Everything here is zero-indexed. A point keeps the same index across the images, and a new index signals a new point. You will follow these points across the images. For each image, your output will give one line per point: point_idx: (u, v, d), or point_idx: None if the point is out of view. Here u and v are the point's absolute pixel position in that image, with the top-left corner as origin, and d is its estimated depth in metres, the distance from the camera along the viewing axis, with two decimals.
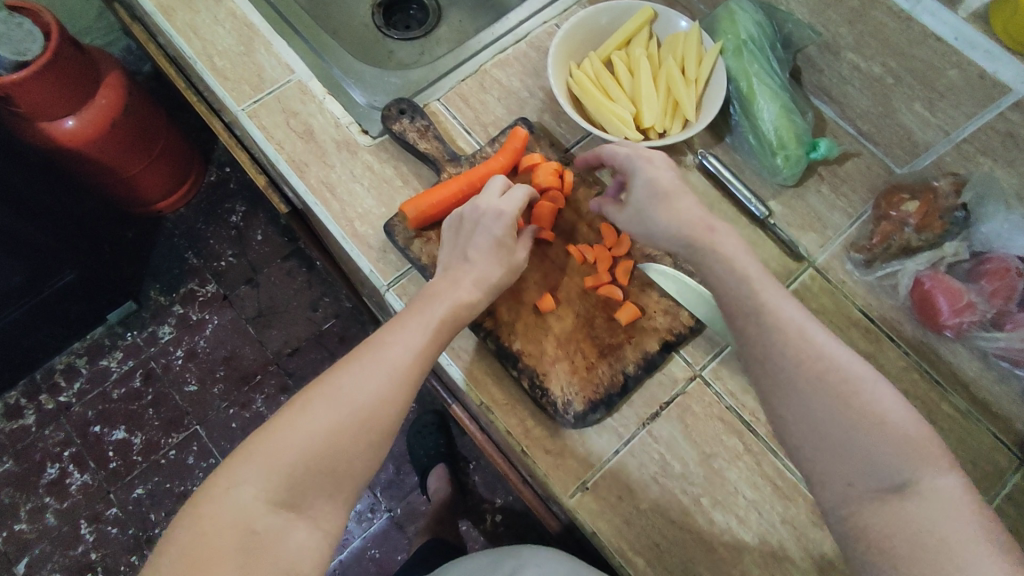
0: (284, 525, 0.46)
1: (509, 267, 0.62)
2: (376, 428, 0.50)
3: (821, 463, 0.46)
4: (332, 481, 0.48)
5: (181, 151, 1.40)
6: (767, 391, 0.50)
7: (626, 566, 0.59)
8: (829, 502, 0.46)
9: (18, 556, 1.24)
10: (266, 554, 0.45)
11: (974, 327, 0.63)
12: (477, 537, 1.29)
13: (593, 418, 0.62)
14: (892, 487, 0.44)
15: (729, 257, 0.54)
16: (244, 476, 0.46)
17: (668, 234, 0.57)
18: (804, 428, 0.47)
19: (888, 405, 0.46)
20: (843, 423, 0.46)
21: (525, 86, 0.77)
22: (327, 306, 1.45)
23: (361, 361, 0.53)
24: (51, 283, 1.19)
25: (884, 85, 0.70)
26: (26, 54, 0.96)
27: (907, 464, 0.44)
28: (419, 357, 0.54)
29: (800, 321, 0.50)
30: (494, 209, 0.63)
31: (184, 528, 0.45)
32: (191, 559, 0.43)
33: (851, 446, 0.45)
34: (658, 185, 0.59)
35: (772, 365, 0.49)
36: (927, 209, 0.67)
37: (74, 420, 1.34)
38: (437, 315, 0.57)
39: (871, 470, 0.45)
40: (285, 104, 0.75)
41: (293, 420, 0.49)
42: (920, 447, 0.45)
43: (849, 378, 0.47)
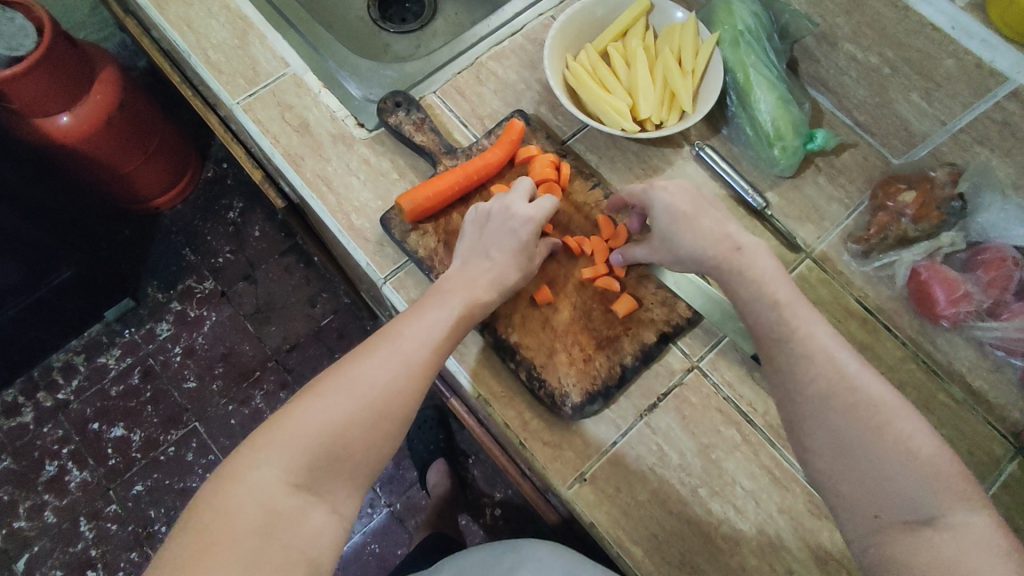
0: (303, 507, 0.46)
1: (526, 271, 0.63)
2: (395, 416, 0.51)
3: (848, 490, 0.46)
4: (350, 466, 0.49)
5: (177, 146, 1.39)
6: (796, 419, 0.50)
7: (625, 557, 0.59)
8: (856, 531, 0.46)
9: (18, 553, 1.24)
10: (285, 535, 0.44)
11: (970, 317, 0.64)
12: (477, 531, 1.29)
13: (591, 409, 0.62)
14: (922, 520, 0.43)
15: (760, 278, 0.55)
16: (265, 458, 0.46)
17: (697, 257, 0.58)
18: (830, 455, 0.48)
19: (920, 439, 0.46)
20: (871, 450, 0.46)
21: (521, 78, 0.77)
22: (326, 301, 1.45)
23: (381, 349, 0.53)
24: (48, 280, 1.19)
25: (881, 75, 0.69)
26: (19, 49, 0.96)
27: (939, 499, 0.44)
28: (437, 348, 0.55)
29: (828, 346, 0.51)
30: (523, 215, 0.63)
31: (203, 508, 0.44)
32: (211, 538, 0.42)
33: (879, 474, 0.46)
34: (678, 212, 0.59)
35: (800, 394, 0.50)
36: (925, 200, 0.67)
37: (73, 417, 1.34)
38: (455, 307, 0.58)
39: (902, 502, 0.44)
40: (280, 98, 0.75)
41: (314, 403, 0.49)
42: (953, 484, 0.45)
43: (878, 409, 0.47)
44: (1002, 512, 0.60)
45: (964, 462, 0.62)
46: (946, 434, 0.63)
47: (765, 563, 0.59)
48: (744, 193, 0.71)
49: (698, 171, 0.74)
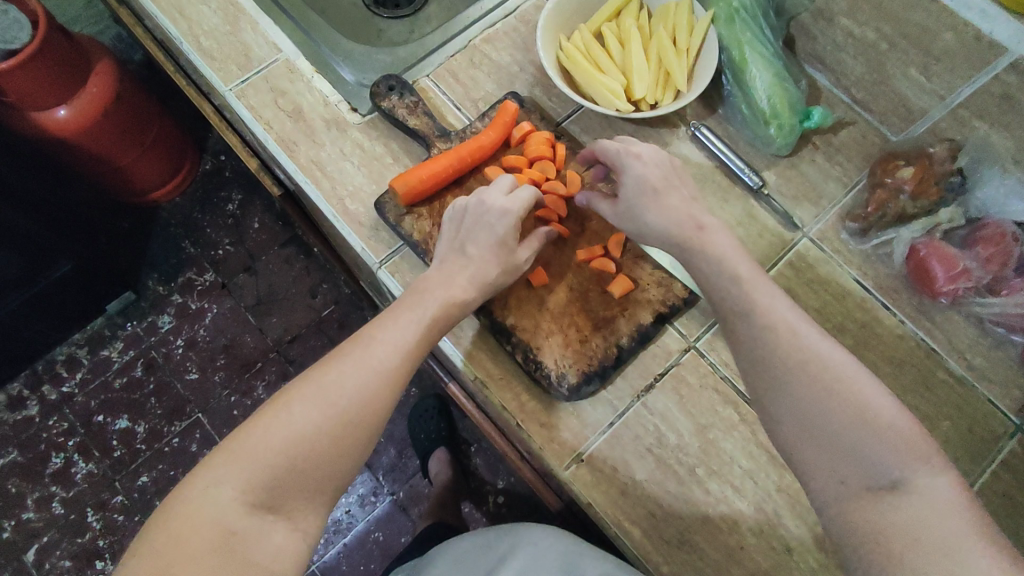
0: (263, 525, 0.46)
1: (507, 267, 0.62)
2: (361, 429, 0.50)
3: (812, 459, 0.47)
4: (313, 482, 0.48)
5: (174, 139, 1.39)
6: (759, 387, 0.51)
7: (622, 537, 0.59)
8: (823, 500, 0.47)
9: (27, 545, 1.25)
10: (244, 554, 0.45)
11: (969, 292, 0.63)
12: (480, 518, 1.30)
13: (587, 390, 0.62)
14: (885, 486, 0.44)
15: (721, 256, 0.56)
16: (224, 476, 0.46)
17: (659, 233, 0.59)
18: (793, 425, 0.48)
19: (882, 405, 0.47)
20: (834, 420, 0.46)
21: (515, 60, 0.77)
22: (326, 292, 1.45)
23: (348, 359, 0.53)
24: (49, 274, 1.19)
25: (878, 51, 0.72)
26: (14, 42, 0.94)
27: (900, 464, 0.45)
28: (408, 356, 0.54)
29: (790, 318, 0.51)
30: (499, 207, 0.62)
31: (160, 529, 0.44)
32: (166, 559, 0.42)
33: (841, 441, 0.46)
34: (647, 186, 0.60)
35: (764, 361, 0.50)
36: (924, 175, 0.66)
37: (77, 410, 1.35)
38: (427, 313, 0.57)
39: (866, 468, 0.45)
40: (273, 83, 0.74)
41: (275, 418, 0.49)
42: (915, 447, 0.45)
43: (840, 377, 0.48)
44: (1002, 489, 0.60)
45: (964, 439, 0.62)
46: (944, 411, 0.63)
47: (763, 542, 0.59)
48: (741, 172, 0.70)
49: (693, 152, 0.73)
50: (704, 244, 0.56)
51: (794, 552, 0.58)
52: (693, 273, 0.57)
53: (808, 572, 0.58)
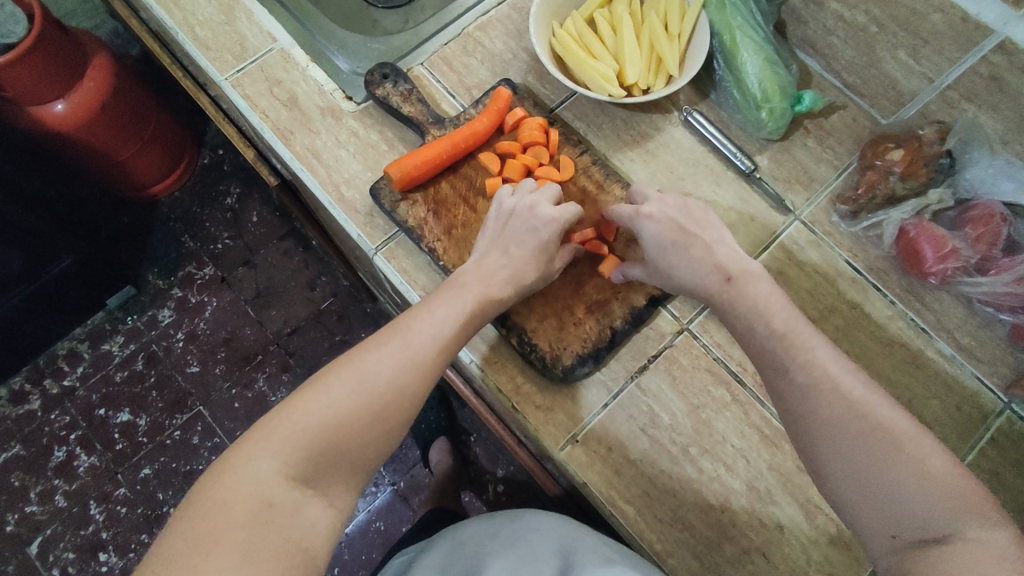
0: (301, 500, 0.46)
1: (545, 271, 0.62)
2: (397, 414, 0.52)
3: (861, 511, 0.46)
4: (348, 461, 0.49)
5: (173, 134, 1.39)
6: (803, 442, 0.50)
7: (616, 516, 0.60)
8: (876, 551, 0.45)
9: (31, 537, 1.27)
10: (283, 527, 0.45)
11: (958, 273, 0.64)
12: (480, 507, 1.31)
13: (582, 371, 0.63)
14: (937, 539, 0.42)
15: (759, 307, 0.55)
16: (265, 450, 0.46)
17: (689, 286, 0.59)
18: (840, 477, 0.47)
19: (932, 457, 0.45)
20: (879, 470, 0.45)
21: (508, 47, 0.77)
22: (325, 284, 1.46)
23: (386, 344, 0.54)
24: (49, 269, 1.20)
25: (868, 34, 0.70)
26: (10, 36, 0.95)
27: (951, 515, 0.43)
28: (444, 345, 0.55)
29: (832, 369, 0.50)
30: (547, 216, 0.62)
31: (202, 498, 0.44)
32: (208, 527, 0.42)
33: (889, 491, 0.45)
34: (667, 242, 0.60)
35: (806, 418, 0.50)
36: (913, 157, 0.67)
37: (79, 403, 1.36)
38: (465, 304, 0.58)
39: (916, 521, 0.44)
40: (268, 72, 0.75)
41: (316, 397, 0.49)
42: (966, 499, 0.43)
43: (884, 429, 0.47)
44: (990, 466, 0.61)
45: (953, 417, 0.63)
46: (933, 389, 0.63)
47: (755, 519, 0.60)
48: (732, 157, 0.71)
49: (687, 137, 0.74)
50: (735, 297, 0.57)
51: (786, 528, 0.59)
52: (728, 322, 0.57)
53: (799, 547, 0.59)
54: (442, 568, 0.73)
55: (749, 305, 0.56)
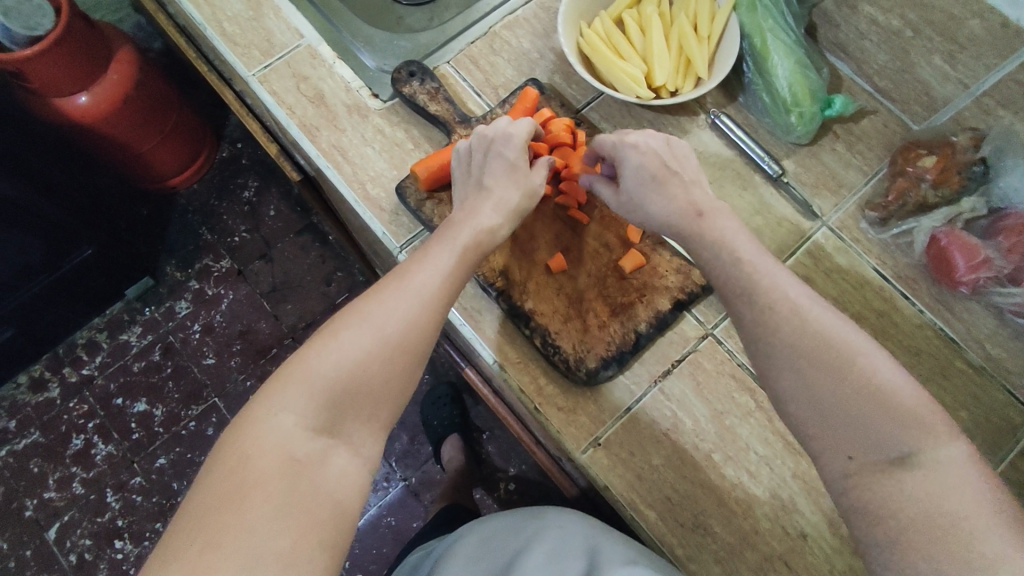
0: (324, 450, 0.47)
1: (528, 191, 0.63)
2: (409, 353, 0.51)
3: (822, 439, 0.46)
4: (368, 406, 0.49)
5: (193, 126, 1.40)
6: (764, 365, 0.49)
7: (638, 519, 0.60)
8: (833, 475, 0.46)
9: (49, 523, 1.28)
10: (310, 477, 0.45)
11: (989, 283, 0.63)
12: (491, 505, 1.31)
13: (605, 374, 0.63)
14: (895, 460, 0.44)
15: (724, 241, 0.55)
16: (282, 403, 0.47)
17: (662, 221, 0.59)
18: (804, 403, 0.47)
19: (889, 378, 0.45)
20: (842, 397, 0.45)
21: (535, 47, 0.77)
22: (341, 279, 1.46)
23: (389, 288, 0.53)
24: (70, 258, 1.21)
25: (902, 38, 0.71)
26: (37, 29, 0.96)
27: (909, 437, 0.44)
28: (448, 282, 0.55)
29: (794, 296, 0.50)
30: (503, 133, 0.63)
31: (226, 456, 0.45)
32: (234, 485, 0.43)
33: (851, 418, 0.45)
34: (647, 174, 0.59)
35: (767, 344, 0.49)
36: (946, 165, 0.66)
37: (97, 392, 1.37)
38: (461, 242, 0.57)
39: (875, 443, 0.44)
40: (295, 69, 0.75)
41: (324, 347, 0.49)
42: (922, 419, 0.44)
43: (845, 353, 0.46)
44: (1017, 479, 0.60)
45: (983, 429, 0.62)
46: (962, 401, 0.62)
47: (778, 527, 0.59)
48: (760, 161, 0.71)
49: (713, 139, 0.73)
50: (703, 229, 0.56)
51: (809, 537, 0.59)
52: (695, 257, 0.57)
53: (822, 557, 0.58)
54: (472, 560, 0.74)
55: (715, 239, 0.55)
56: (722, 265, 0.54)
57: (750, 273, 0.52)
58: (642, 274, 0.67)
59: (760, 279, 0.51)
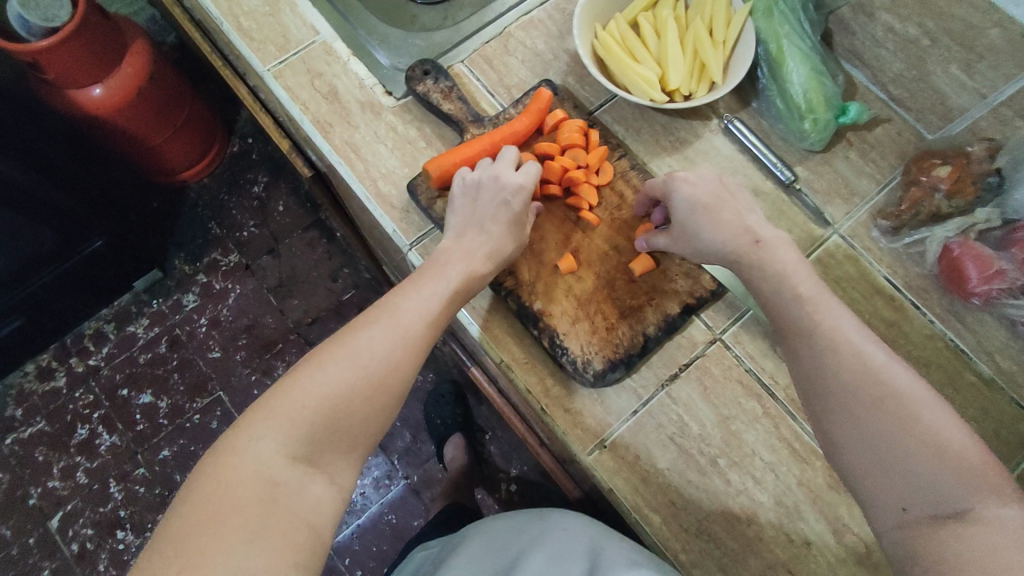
0: (304, 477, 0.47)
1: (521, 241, 0.65)
2: (391, 390, 0.52)
3: (873, 484, 0.46)
4: (347, 439, 0.50)
5: (205, 121, 1.41)
6: (818, 408, 0.51)
7: (642, 523, 0.60)
8: (884, 524, 0.45)
9: (52, 511, 1.29)
10: (288, 503, 0.45)
11: (1003, 294, 0.61)
12: (492, 505, 1.31)
13: (612, 377, 0.63)
14: (950, 514, 0.42)
15: (780, 271, 0.55)
16: (265, 430, 0.47)
17: (717, 249, 0.59)
18: (855, 448, 0.47)
19: (947, 430, 0.45)
20: (897, 443, 0.45)
21: (549, 48, 0.77)
22: (347, 276, 1.47)
23: (376, 324, 0.54)
24: (81, 249, 1.23)
25: (919, 47, 0.70)
26: (54, 20, 0.97)
27: (966, 491, 0.43)
28: (432, 321, 0.57)
29: (855, 337, 0.50)
30: (513, 183, 0.65)
31: (206, 479, 0.45)
32: (213, 508, 0.43)
33: (906, 466, 0.45)
34: (698, 204, 0.60)
35: (826, 383, 0.50)
36: (960, 174, 0.65)
37: (103, 382, 1.38)
38: (451, 283, 0.59)
39: (928, 493, 0.43)
40: (309, 65, 0.75)
41: (310, 376, 0.50)
42: (981, 476, 0.43)
43: (903, 399, 0.46)
44: None
45: (991, 442, 0.61)
46: (970, 413, 0.62)
47: (782, 534, 0.59)
48: (773, 167, 0.70)
49: (725, 145, 0.73)
50: (762, 257, 0.56)
51: (814, 545, 0.58)
52: (753, 289, 0.57)
53: (826, 565, 0.58)
54: (474, 559, 0.74)
55: (774, 270, 0.56)
56: (784, 306, 0.54)
57: (807, 310, 0.53)
58: (651, 278, 0.67)
59: (821, 320, 0.52)
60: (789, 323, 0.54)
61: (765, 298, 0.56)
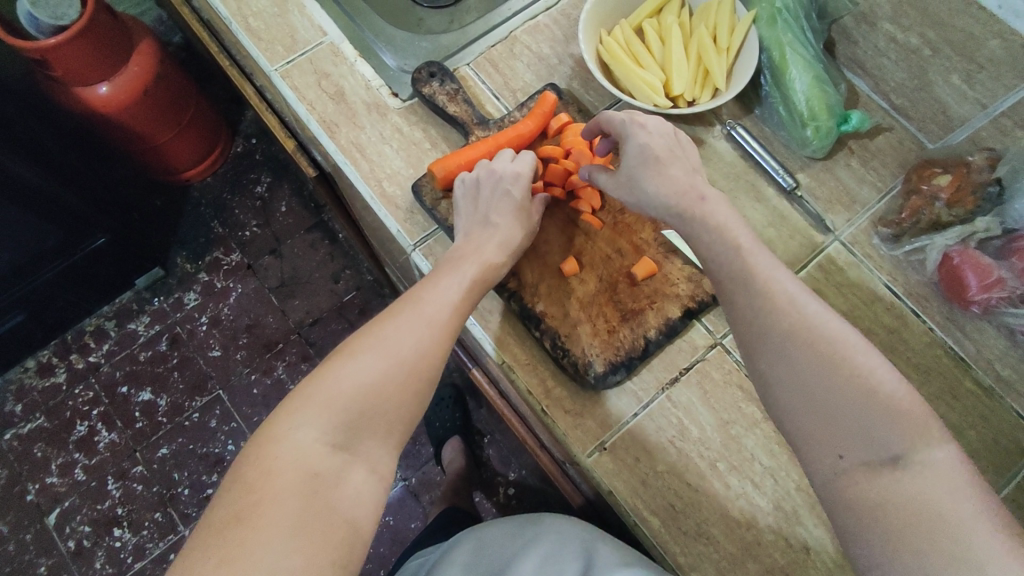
0: (342, 466, 0.47)
1: (529, 230, 0.66)
2: (423, 376, 0.53)
3: (811, 434, 0.47)
4: (383, 425, 0.50)
5: (210, 122, 1.42)
6: (754, 357, 0.51)
7: (641, 526, 0.60)
8: (820, 474, 0.47)
9: (50, 508, 1.29)
10: (328, 492, 0.46)
11: (1001, 302, 0.62)
12: (489, 509, 1.32)
13: (613, 379, 0.63)
14: (885, 460, 0.44)
15: (720, 222, 0.55)
16: (304, 419, 0.48)
17: (663, 202, 0.58)
18: (793, 397, 0.48)
19: (879, 377, 0.47)
20: (834, 392, 0.46)
21: (555, 52, 0.77)
22: (349, 278, 1.47)
23: (402, 315, 0.55)
24: (84, 246, 1.23)
25: (920, 57, 0.72)
26: (63, 19, 0.98)
27: (900, 437, 0.45)
28: (458, 311, 0.57)
29: (790, 289, 0.51)
30: (511, 172, 0.67)
31: (249, 470, 0.45)
32: (257, 497, 0.44)
33: (842, 415, 0.46)
34: (648, 154, 0.60)
35: (761, 331, 0.50)
36: (960, 184, 0.66)
37: (103, 379, 1.38)
38: (470, 274, 0.60)
39: (865, 441, 0.45)
40: (317, 65, 0.76)
41: (344, 366, 0.51)
42: (913, 421, 0.45)
43: (838, 349, 0.48)
44: None
45: (989, 449, 0.61)
46: (971, 421, 0.62)
47: (781, 539, 0.59)
48: (774, 173, 0.71)
49: (728, 151, 0.74)
50: (704, 213, 0.56)
51: (812, 550, 0.59)
52: (693, 242, 0.57)
53: (824, 570, 0.58)
54: (468, 565, 0.75)
55: (715, 225, 0.56)
56: (727, 264, 0.54)
57: (744, 262, 0.53)
58: (653, 281, 0.67)
59: (758, 272, 0.52)
60: (728, 279, 0.53)
61: (704, 252, 0.56)
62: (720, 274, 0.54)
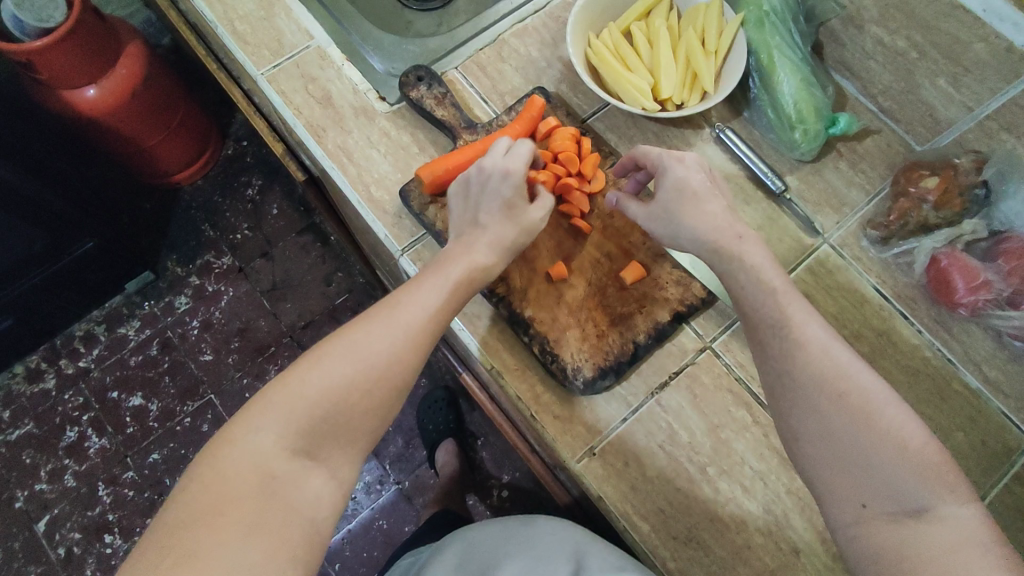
0: (301, 471, 0.47)
1: (526, 227, 0.62)
2: (392, 383, 0.52)
3: (834, 480, 0.47)
4: (346, 432, 0.50)
5: (199, 124, 1.41)
6: (781, 401, 0.51)
7: (631, 532, 0.60)
8: (841, 521, 0.47)
9: (39, 515, 1.28)
10: (284, 497, 0.45)
11: (988, 305, 0.62)
12: (483, 512, 1.30)
13: (603, 384, 0.63)
14: (910, 512, 0.44)
15: (752, 263, 0.55)
16: (264, 422, 0.47)
17: (698, 238, 0.58)
18: (818, 443, 0.48)
19: (907, 429, 0.47)
20: (861, 440, 0.46)
21: (543, 55, 0.77)
22: (341, 280, 1.46)
23: (377, 318, 0.54)
24: (73, 250, 1.22)
25: (907, 59, 0.74)
26: (48, 21, 0.97)
27: (925, 490, 0.45)
28: (435, 316, 0.55)
29: (822, 337, 0.51)
30: (500, 168, 0.63)
31: (205, 470, 0.45)
32: (213, 498, 0.43)
33: (868, 464, 0.46)
34: (684, 190, 0.59)
35: (790, 374, 0.50)
36: (947, 186, 0.66)
37: (93, 385, 1.37)
38: (452, 277, 0.58)
39: (892, 494, 0.45)
40: (304, 69, 0.75)
41: (310, 370, 0.50)
42: (939, 474, 0.45)
43: (865, 397, 0.48)
44: (1012, 503, 0.60)
45: (978, 451, 0.62)
46: (959, 422, 0.62)
47: (770, 542, 0.59)
48: (764, 176, 0.70)
49: (717, 154, 0.73)
50: (737, 253, 0.56)
51: (802, 553, 0.59)
52: (727, 281, 0.56)
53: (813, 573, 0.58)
54: (459, 565, 0.74)
55: (749, 265, 0.55)
56: (757, 306, 0.54)
57: (777, 304, 0.53)
58: (642, 286, 0.67)
59: (790, 317, 0.52)
60: (762, 324, 0.53)
61: (735, 291, 0.56)
62: (751, 315, 0.54)
